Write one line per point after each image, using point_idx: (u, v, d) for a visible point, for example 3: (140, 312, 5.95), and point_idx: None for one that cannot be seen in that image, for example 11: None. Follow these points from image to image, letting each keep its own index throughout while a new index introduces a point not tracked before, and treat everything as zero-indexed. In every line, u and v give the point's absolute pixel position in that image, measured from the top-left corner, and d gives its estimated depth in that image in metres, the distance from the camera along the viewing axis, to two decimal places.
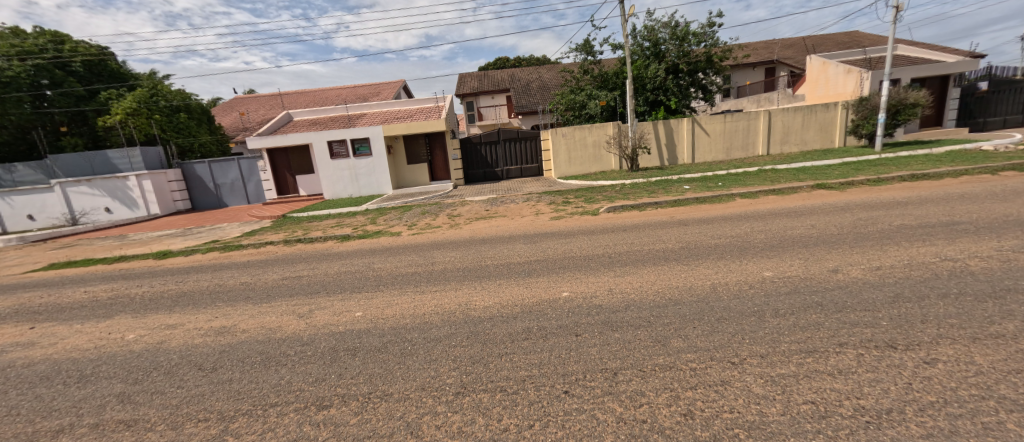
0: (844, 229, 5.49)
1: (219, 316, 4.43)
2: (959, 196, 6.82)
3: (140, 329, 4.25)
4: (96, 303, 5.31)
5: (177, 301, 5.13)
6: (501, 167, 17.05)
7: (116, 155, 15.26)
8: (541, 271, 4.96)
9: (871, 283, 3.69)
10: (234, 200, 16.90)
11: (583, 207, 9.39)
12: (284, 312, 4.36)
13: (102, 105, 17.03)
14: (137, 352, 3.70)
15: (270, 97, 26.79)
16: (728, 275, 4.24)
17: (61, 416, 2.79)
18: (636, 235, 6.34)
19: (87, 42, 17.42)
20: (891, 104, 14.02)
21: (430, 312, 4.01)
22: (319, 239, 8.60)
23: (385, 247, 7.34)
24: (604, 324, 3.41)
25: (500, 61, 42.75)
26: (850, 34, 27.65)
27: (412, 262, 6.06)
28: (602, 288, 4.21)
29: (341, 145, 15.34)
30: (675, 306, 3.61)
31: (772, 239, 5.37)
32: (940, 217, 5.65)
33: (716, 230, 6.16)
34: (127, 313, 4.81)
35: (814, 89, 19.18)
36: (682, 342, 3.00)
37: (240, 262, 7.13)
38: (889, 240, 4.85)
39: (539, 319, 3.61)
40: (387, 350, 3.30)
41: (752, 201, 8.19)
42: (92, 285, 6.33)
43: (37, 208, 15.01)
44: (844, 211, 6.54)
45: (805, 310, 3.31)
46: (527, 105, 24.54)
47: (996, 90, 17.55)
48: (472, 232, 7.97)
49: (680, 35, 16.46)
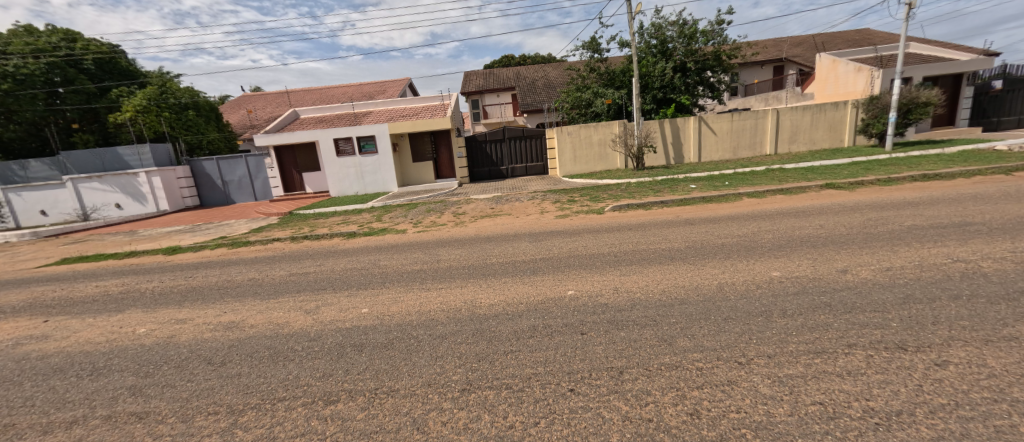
0: (853, 229, 5.43)
1: (228, 311, 4.47)
2: (972, 197, 6.70)
3: (151, 323, 4.30)
4: (107, 297, 5.38)
5: (187, 296, 5.18)
6: (506, 166, 17.05)
7: (127, 152, 15.40)
8: (545, 270, 4.95)
9: (881, 284, 3.65)
10: (241, 196, 17.04)
11: (588, 206, 9.35)
12: (291, 308, 4.40)
13: (113, 102, 17.20)
14: (148, 346, 3.75)
15: (277, 95, 26.95)
16: (735, 275, 4.21)
17: (74, 408, 2.83)
18: (643, 234, 6.30)
19: (98, 40, 17.63)
20: (903, 102, 13.82)
21: (436, 310, 4.02)
22: (325, 237, 8.63)
23: (392, 244, 7.37)
24: (609, 322, 3.40)
25: (506, 59, 42.68)
26: (861, 31, 27.29)
27: (418, 259, 6.08)
28: (606, 287, 4.21)
29: (348, 143, 15.43)
30: (681, 305, 3.60)
31: (780, 239, 5.32)
32: (951, 218, 5.56)
33: (723, 229, 6.11)
34: (138, 307, 4.87)
35: (824, 88, 18.95)
36: (688, 342, 2.99)
37: (247, 258, 7.19)
38: (899, 241, 4.78)
39: (545, 317, 3.62)
40: (393, 346, 3.32)
41: (759, 201, 8.13)
42: (103, 280, 6.40)
43: (49, 204, 15.23)
44: (854, 211, 6.45)
45: (813, 310, 3.29)
46: (533, 103, 24.48)
47: (1010, 89, 17.22)
48: (477, 230, 7.99)
49: (688, 33, 16.33)
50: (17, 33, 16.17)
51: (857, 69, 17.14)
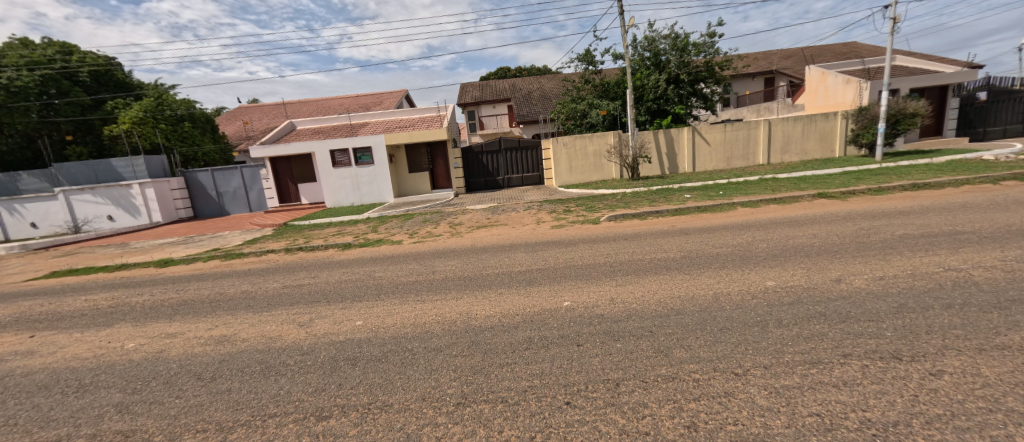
0: (846, 238, 5.47)
1: (219, 325, 4.41)
2: (961, 205, 6.83)
3: (140, 338, 4.23)
4: (97, 312, 5.29)
5: (178, 309, 5.09)
6: (502, 176, 17.08)
7: (122, 163, 15.34)
8: (541, 280, 4.94)
9: (874, 293, 3.66)
10: (236, 208, 16.96)
11: (584, 216, 9.38)
12: (285, 321, 4.34)
13: (108, 114, 17.06)
14: (136, 361, 3.69)
15: (274, 106, 27.05)
16: (730, 284, 4.23)
17: (58, 426, 2.77)
18: (638, 244, 6.31)
19: (94, 53, 17.56)
20: (891, 114, 14.10)
21: (431, 322, 3.98)
22: (320, 248, 8.58)
23: (387, 255, 7.31)
24: (606, 333, 3.39)
25: (502, 71, 43.14)
26: (849, 45, 27.92)
27: (413, 270, 6.05)
28: (603, 297, 4.18)
29: (344, 154, 15.42)
30: (677, 315, 3.59)
31: (773, 249, 5.33)
32: (942, 227, 5.61)
33: (717, 239, 6.12)
34: (127, 321, 4.79)
35: (814, 99, 19.31)
36: (684, 353, 2.98)
37: (240, 270, 7.12)
38: (891, 250, 4.81)
39: (541, 328, 3.60)
40: (387, 360, 3.28)
41: (753, 210, 8.19)
42: (93, 293, 6.30)
43: (40, 217, 15.07)
44: (846, 220, 6.50)
45: (808, 320, 3.29)
46: (528, 114, 24.67)
47: (994, 100, 17.58)
48: (473, 240, 7.99)
49: (680, 46, 16.58)
50: (13, 45, 16.12)
51: (845, 81, 17.49)
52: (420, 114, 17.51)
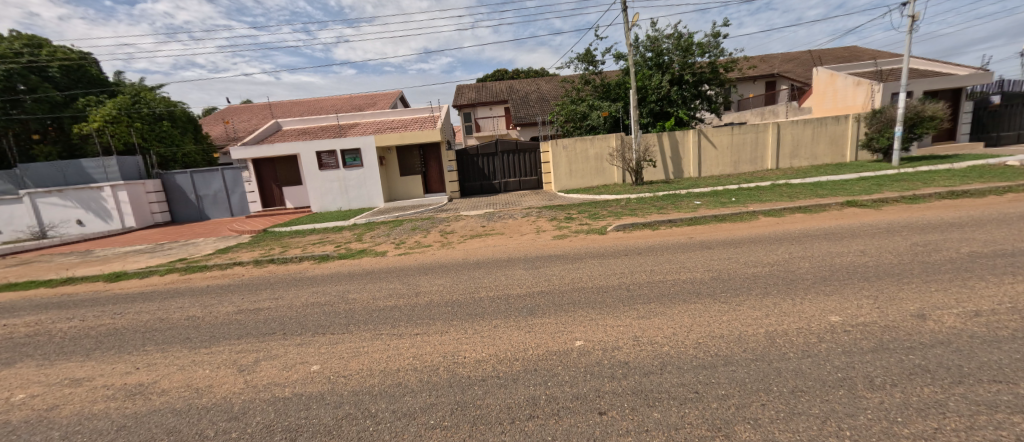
0: (905, 257, 4.61)
1: (141, 367, 3.50)
2: (1016, 216, 6.03)
3: (34, 386, 3.31)
4: (5, 344, 4.35)
5: (103, 342, 4.17)
6: (499, 180, 16.23)
7: (92, 165, 14.43)
8: (546, 309, 4.06)
9: (982, 338, 2.80)
10: (216, 212, 15.98)
11: (589, 225, 8.54)
12: (223, 363, 3.44)
13: (79, 111, 16.05)
14: (9, 427, 2.77)
15: (262, 107, 26.08)
16: (784, 320, 3.35)
17: None
18: (654, 261, 5.43)
19: (66, 47, 16.53)
20: (908, 117, 13.41)
21: (406, 368, 3.09)
22: (294, 260, 7.64)
23: (366, 270, 6.38)
24: (636, 394, 2.53)
25: (499, 73, 42.47)
26: (852, 48, 27.36)
27: (394, 292, 5.13)
28: (624, 336, 3.30)
29: (331, 156, 14.52)
30: (728, 366, 2.73)
31: (821, 270, 4.46)
32: (1014, 243, 4.79)
33: (747, 256, 5.26)
34: (33, 360, 3.86)
35: (822, 102, 18.61)
36: (752, 434, 2.12)
37: (198, 287, 6.20)
38: (970, 274, 3.97)
39: (548, 384, 2.72)
40: (340, 434, 2.40)
41: (778, 220, 7.37)
42: (16, 317, 5.32)
43: (3, 221, 14.02)
44: (892, 233, 5.69)
45: (909, 380, 2.43)
46: (526, 116, 23.83)
47: (1008, 104, 16.81)
48: (466, 252, 7.11)
49: (684, 46, 15.85)
50: None
51: (857, 83, 16.89)
52: (411, 115, 16.66)
